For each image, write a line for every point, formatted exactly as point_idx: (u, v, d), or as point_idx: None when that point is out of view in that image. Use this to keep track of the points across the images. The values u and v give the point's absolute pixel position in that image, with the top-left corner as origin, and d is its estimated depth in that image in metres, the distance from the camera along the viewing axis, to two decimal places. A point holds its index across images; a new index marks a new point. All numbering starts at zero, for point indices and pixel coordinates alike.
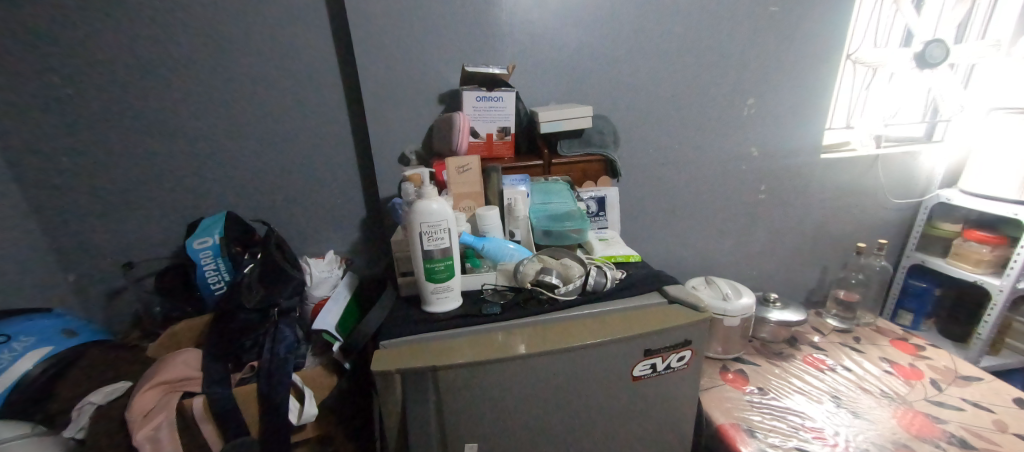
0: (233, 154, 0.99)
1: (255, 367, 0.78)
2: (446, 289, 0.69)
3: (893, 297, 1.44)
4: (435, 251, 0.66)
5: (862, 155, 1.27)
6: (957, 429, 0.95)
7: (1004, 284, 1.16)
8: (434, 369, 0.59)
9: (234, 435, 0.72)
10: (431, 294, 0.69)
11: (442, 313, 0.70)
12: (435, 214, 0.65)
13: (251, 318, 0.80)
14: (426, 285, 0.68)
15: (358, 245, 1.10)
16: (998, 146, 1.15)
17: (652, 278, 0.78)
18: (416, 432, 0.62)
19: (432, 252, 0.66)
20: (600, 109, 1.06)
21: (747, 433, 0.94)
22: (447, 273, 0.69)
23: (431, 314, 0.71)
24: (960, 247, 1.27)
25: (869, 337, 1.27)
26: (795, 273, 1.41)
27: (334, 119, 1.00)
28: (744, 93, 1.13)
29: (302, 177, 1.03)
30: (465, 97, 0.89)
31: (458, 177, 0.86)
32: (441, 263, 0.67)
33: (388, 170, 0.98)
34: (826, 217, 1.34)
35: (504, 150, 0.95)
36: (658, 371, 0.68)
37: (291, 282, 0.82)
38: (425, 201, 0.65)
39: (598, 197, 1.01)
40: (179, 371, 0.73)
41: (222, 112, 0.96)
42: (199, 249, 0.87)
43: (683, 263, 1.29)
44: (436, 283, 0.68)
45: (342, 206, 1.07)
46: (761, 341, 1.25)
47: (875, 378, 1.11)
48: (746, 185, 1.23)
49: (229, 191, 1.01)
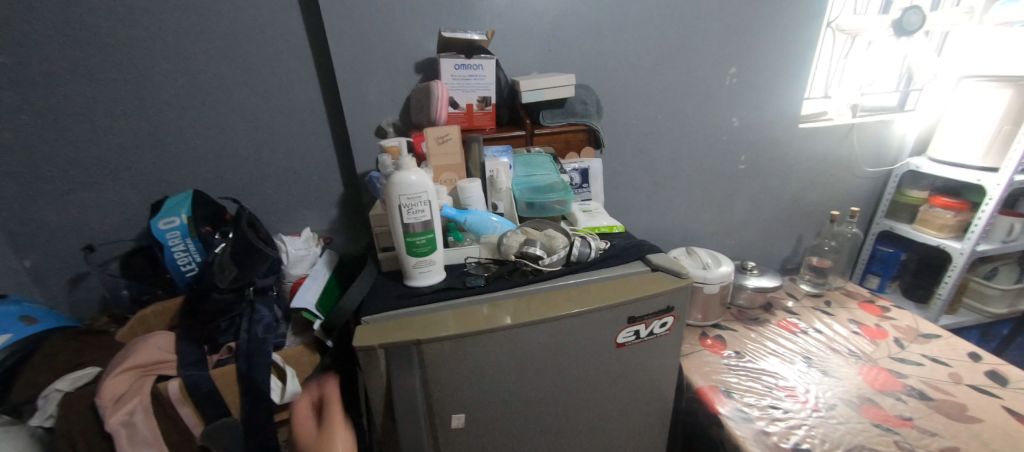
0: (198, 129, 0.93)
1: (233, 348, 0.76)
2: (429, 263, 0.68)
3: (862, 262, 1.51)
4: (415, 225, 0.64)
5: (839, 124, 1.29)
6: (917, 382, 1.00)
7: (965, 248, 1.22)
8: (419, 342, 0.58)
9: (214, 418, 0.70)
10: (413, 268, 0.67)
11: (426, 287, 0.69)
12: (415, 186, 0.63)
13: (225, 299, 0.77)
14: (407, 259, 0.67)
15: (337, 222, 1.08)
16: (966, 114, 1.19)
17: (635, 247, 0.78)
18: (403, 405, 0.62)
19: (411, 227, 0.64)
20: (583, 78, 1.03)
21: (724, 394, 0.98)
22: (429, 247, 0.67)
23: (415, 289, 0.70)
24: (926, 213, 1.32)
25: (839, 301, 1.32)
26: (771, 241, 1.44)
27: (305, 91, 0.95)
28: (725, 61, 1.11)
29: (274, 152, 0.98)
30: (442, 65, 0.86)
31: (438, 149, 0.83)
32: (423, 237, 0.65)
33: (365, 144, 0.95)
34: (803, 186, 1.37)
35: (485, 120, 0.92)
36: (641, 338, 0.69)
37: (266, 260, 0.79)
38: (402, 172, 0.63)
39: (582, 169, 1.01)
40: (152, 353, 0.70)
41: (183, 84, 0.90)
42: (166, 230, 0.83)
43: (665, 234, 1.31)
44: (419, 256, 0.67)
45: (318, 182, 1.03)
46: (738, 308, 1.29)
47: (844, 338, 1.16)
48: (727, 156, 1.24)
49: (196, 168, 0.96)
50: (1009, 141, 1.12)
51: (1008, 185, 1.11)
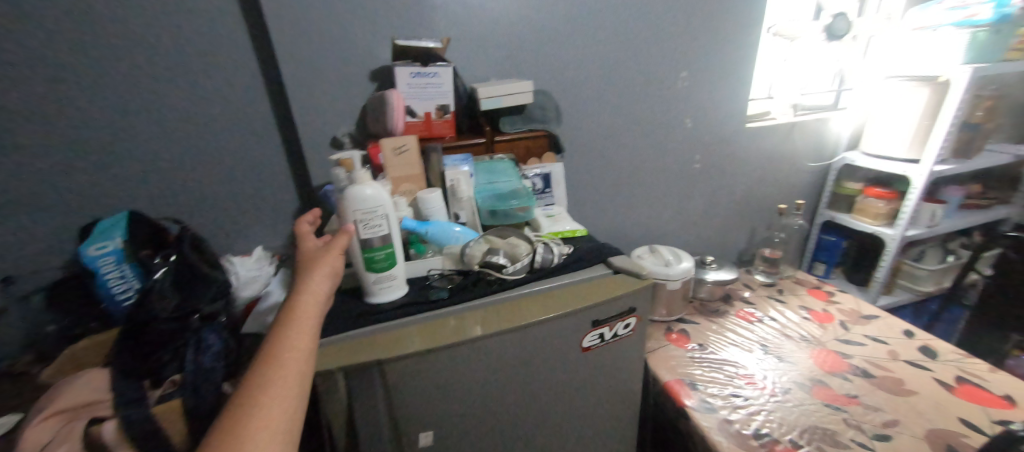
0: (133, 146, 0.87)
1: (178, 381, 0.69)
2: (389, 278, 0.66)
3: (809, 251, 1.60)
4: (374, 239, 0.62)
5: (782, 123, 1.37)
6: (860, 361, 1.08)
7: (896, 233, 1.32)
8: (381, 362, 0.56)
9: None
10: (374, 285, 0.65)
11: (388, 303, 0.66)
12: (370, 201, 0.61)
13: (168, 329, 0.71)
14: (367, 275, 0.64)
15: (293, 237, 1.03)
16: (891, 111, 1.30)
17: (598, 249, 0.79)
18: (367, 428, 0.60)
19: (368, 243, 0.62)
20: (540, 84, 1.04)
21: (690, 386, 1.01)
22: (389, 261, 0.65)
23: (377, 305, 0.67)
24: (862, 203, 1.42)
25: (790, 288, 1.40)
26: (727, 235, 1.51)
27: (253, 102, 0.91)
28: (676, 65, 1.16)
29: (220, 167, 0.93)
30: (397, 74, 0.84)
31: (395, 160, 0.81)
32: (382, 251, 0.63)
33: (319, 156, 0.91)
34: (753, 182, 1.44)
35: (445, 129, 0.91)
36: (607, 339, 0.70)
37: (212, 284, 0.77)
38: (357, 186, 0.61)
39: (544, 174, 1.01)
40: (82, 394, 0.64)
41: (112, 98, 0.83)
42: (98, 256, 0.76)
43: (628, 234, 1.34)
44: (379, 272, 0.65)
45: (271, 197, 0.99)
46: (699, 301, 1.34)
47: (796, 324, 1.23)
48: (682, 156, 1.29)
49: (132, 187, 0.89)
50: (928, 135, 1.23)
51: (930, 174, 1.22)
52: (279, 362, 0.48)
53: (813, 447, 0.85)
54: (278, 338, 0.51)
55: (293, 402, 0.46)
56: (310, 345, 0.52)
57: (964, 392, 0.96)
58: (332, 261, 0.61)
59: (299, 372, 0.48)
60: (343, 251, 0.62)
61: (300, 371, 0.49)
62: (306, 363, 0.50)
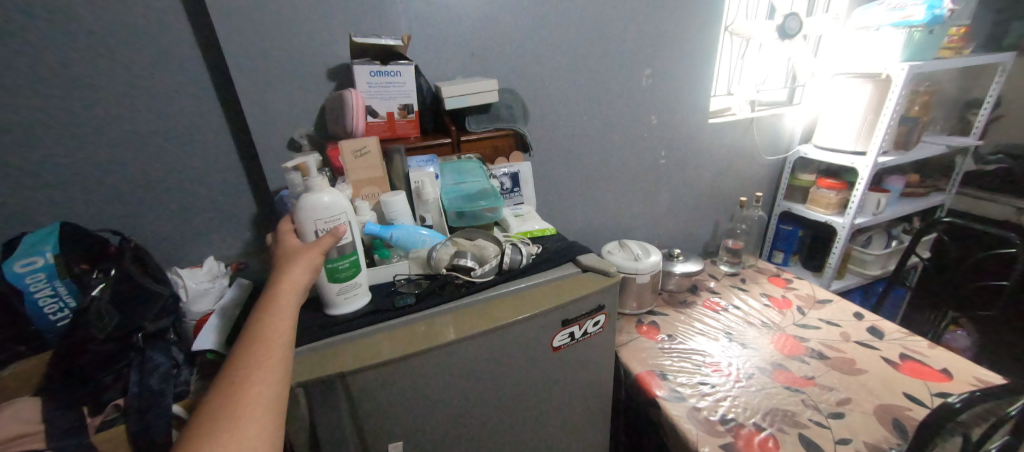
0: (67, 150, 0.81)
1: (120, 405, 0.65)
2: (354, 287, 0.64)
3: (769, 241, 1.68)
4: (336, 250, 0.60)
5: (741, 118, 1.42)
6: (816, 344, 1.13)
7: (845, 222, 1.40)
8: (343, 374, 0.54)
9: None
10: (336, 295, 0.62)
11: (350, 313, 0.64)
12: (330, 208, 0.59)
13: (105, 349, 0.66)
14: (328, 287, 0.62)
15: (252, 244, 0.99)
16: (840, 106, 1.37)
17: (567, 248, 0.79)
18: (333, 443, 0.57)
19: (329, 254, 0.59)
20: (506, 82, 1.03)
21: (660, 376, 1.03)
22: (351, 270, 0.63)
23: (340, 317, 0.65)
24: (815, 194, 1.49)
25: (752, 277, 1.45)
26: (692, 227, 1.55)
27: (202, 102, 0.86)
28: (640, 62, 1.17)
29: (168, 172, 0.88)
30: (356, 72, 0.81)
31: (355, 163, 0.77)
32: (345, 261, 0.61)
33: (277, 158, 0.87)
34: (716, 176, 1.48)
35: (409, 129, 0.89)
36: (577, 338, 0.70)
37: (156, 303, 0.71)
38: (313, 193, 0.59)
39: (512, 173, 1.01)
40: (8, 428, 0.58)
41: (40, 99, 0.77)
42: (24, 273, 0.69)
43: (598, 229, 1.35)
44: (342, 282, 0.62)
45: (226, 202, 0.94)
46: (668, 293, 1.37)
47: (758, 311, 1.28)
48: (648, 152, 1.31)
49: (68, 195, 0.83)
50: (872, 129, 1.30)
51: (874, 166, 1.30)
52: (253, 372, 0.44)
53: (775, 429, 0.89)
54: (251, 341, 0.47)
55: (269, 416, 0.43)
56: (288, 352, 0.48)
57: (908, 368, 1.03)
58: (310, 258, 0.55)
59: (274, 382, 0.45)
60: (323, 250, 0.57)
61: (276, 379, 0.45)
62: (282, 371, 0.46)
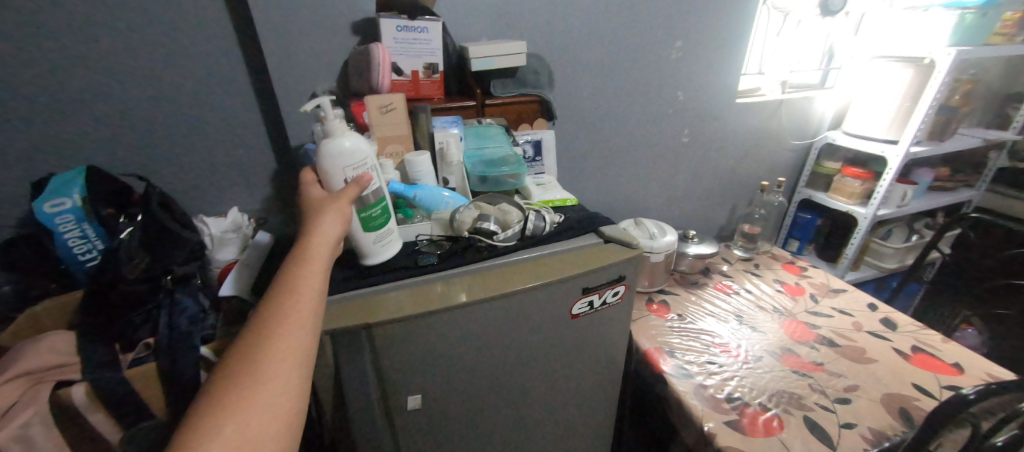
0: (93, 95, 0.80)
1: (151, 344, 0.68)
2: (387, 234, 0.64)
3: (786, 228, 1.65)
4: (369, 196, 0.60)
5: (770, 100, 1.37)
6: (827, 332, 1.13)
7: (868, 212, 1.37)
8: (368, 326, 0.55)
9: (134, 423, 0.63)
10: (373, 244, 0.63)
11: (387, 259, 0.65)
12: (352, 151, 0.59)
13: (137, 289, 0.68)
14: (364, 236, 0.62)
15: (271, 199, 0.99)
16: (876, 91, 1.31)
17: (588, 219, 0.78)
18: (354, 391, 0.59)
19: (361, 200, 0.59)
20: (533, 47, 1.00)
21: (668, 353, 1.04)
22: (383, 217, 0.63)
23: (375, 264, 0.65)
24: (839, 182, 1.45)
25: (766, 263, 1.44)
26: (709, 210, 1.53)
27: (224, 51, 0.84)
28: (672, 34, 1.13)
29: (190, 122, 0.87)
30: (382, 26, 0.79)
31: (381, 118, 0.77)
32: (378, 207, 0.61)
33: (299, 113, 0.86)
34: (738, 158, 1.45)
35: (433, 89, 0.87)
36: (595, 307, 0.70)
37: (184, 247, 0.71)
38: (332, 137, 0.58)
39: (534, 141, 0.99)
40: (49, 358, 0.61)
41: (64, 40, 0.76)
42: (54, 214, 0.70)
43: (614, 206, 1.34)
44: (377, 230, 0.63)
45: (247, 156, 0.94)
46: (680, 273, 1.36)
47: (770, 296, 1.27)
48: (672, 129, 1.28)
49: (92, 140, 0.83)
50: (908, 117, 1.25)
51: (905, 155, 1.26)
52: (284, 326, 0.45)
53: (780, 410, 0.90)
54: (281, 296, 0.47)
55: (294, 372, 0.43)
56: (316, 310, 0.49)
57: (919, 360, 1.03)
58: (341, 209, 0.55)
59: (304, 338, 0.46)
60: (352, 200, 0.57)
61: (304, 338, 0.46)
62: (314, 325, 0.47)
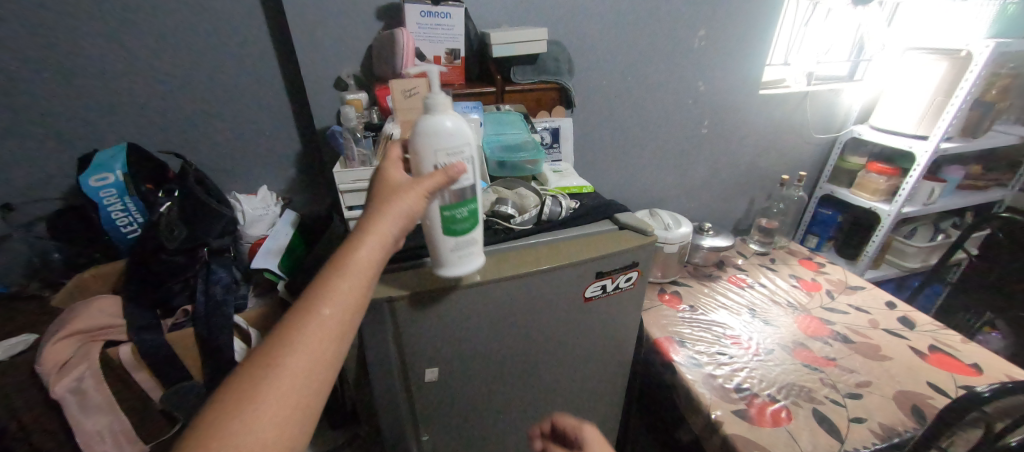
0: (133, 76, 0.85)
1: (188, 311, 0.75)
2: (468, 243, 0.57)
3: (805, 224, 1.63)
4: (454, 193, 0.53)
5: (795, 92, 1.34)
6: (841, 328, 1.12)
7: (892, 209, 1.34)
8: (391, 299, 0.58)
9: (173, 382, 0.73)
10: (450, 251, 0.56)
11: (462, 272, 0.58)
12: (456, 135, 0.52)
13: (177, 260, 0.74)
14: (443, 240, 0.55)
15: (296, 181, 1.03)
16: (907, 84, 1.28)
17: (604, 205, 0.79)
18: (376, 361, 0.62)
19: (450, 196, 0.53)
20: (554, 34, 1.00)
21: (678, 343, 1.05)
22: (469, 222, 0.56)
23: (448, 278, 0.59)
24: (864, 178, 1.42)
25: (782, 258, 1.43)
26: (726, 203, 1.52)
27: (253, 35, 0.87)
28: (696, 22, 1.11)
29: (221, 104, 0.91)
30: (407, 12, 0.80)
31: (403, 103, 0.79)
32: (464, 209, 0.54)
33: (324, 97, 0.89)
34: (758, 152, 1.43)
35: (453, 75, 0.89)
36: (608, 291, 0.71)
37: (220, 219, 0.77)
38: (438, 112, 0.52)
39: (552, 128, 1.00)
40: (98, 319, 0.69)
41: (105, 24, 0.80)
42: (99, 188, 0.75)
43: (630, 196, 1.34)
44: (457, 236, 0.56)
45: (273, 138, 0.97)
46: (693, 265, 1.36)
47: (785, 291, 1.27)
48: (692, 119, 1.27)
49: (131, 119, 0.88)
50: (940, 111, 1.21)
51: (934, 151, 1.22)
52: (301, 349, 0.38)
53: (789, 402, 0.90)
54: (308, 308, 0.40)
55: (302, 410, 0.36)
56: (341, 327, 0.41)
57: (936, 359, 1.02)
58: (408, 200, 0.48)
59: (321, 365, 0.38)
60: (428, 192, 0.49)
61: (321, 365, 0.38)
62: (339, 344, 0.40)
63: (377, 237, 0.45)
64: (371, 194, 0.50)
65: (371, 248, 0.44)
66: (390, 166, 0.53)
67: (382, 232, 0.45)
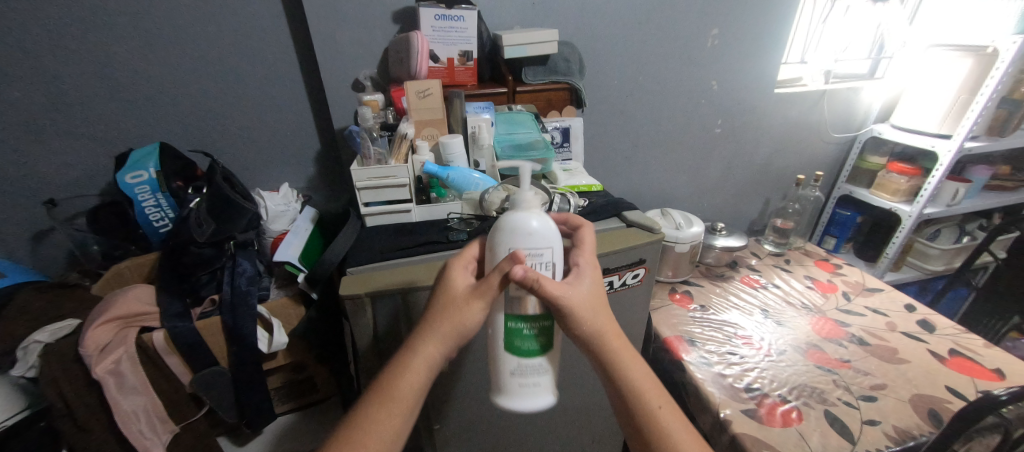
0: (166, 79, 0.90)
1: (215, 300, 0.80)
2: (536, 368, 0.56)
3: (822, 225, 1.60)
4: (531, 300, 0.55)
5: (811, 91, 1.33)
6: (857, 330, 1.11)
7: (913, 211, 1.31)
8: (405, 291, 0.61)
9: (202, 366, 0.77)
10: (514, 374, 0.56)
11: (528, 402, 0.56)
12: (540, 236, 0.54)
13: (205, 252, 0.80)
14: (508, 358, 0.56)
15: (316, 179, 1.07)
16: (929, 83, 1.25)
17: (612, 204, 0.81)
18: (389, 347, 0.66)
19: (520, 307, 0.55)
20: (566, 36, 1.02)
21: (688, 343, 1.06)
22: (540, 339, 0.56)
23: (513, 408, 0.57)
24: (883, 178, 1.39)
25: (798, 259, 1.41)
26: (740, 203, 1.50)
27: (276, 39, 0.91)
28: (709, 22, 1.11)
29: (245, 106, 0.95)
30: (422, 15, 0.83)
31: (418, 103, 0.82)
32: (535, 323, 0.55)
33: (342, 98, 0.92)
34: (773, 152, 1.42)
35: (467, 76, 0.91)
36: (615, 288, 0.73)
37: (244, 215, 0.80)
38: (526, 214, 0.54)
39: (563, 128, 1.02)
40: (134, 306, 0.74)
41: (139, 30, 0.85)
42: (134, 184, 0.80)
43: (642, 196, 1.34)
44: (525, 356, 0.56)
45: (294, 137, 1.01)
46: (705, 266, 1.36)
47: (799, 292, 1.25)
48: (705, 119, 1.27)
49: (162, 120, 0.93)
50: (964, 110, 1.18)
51: (958, 151, 1.19)
52: None
53: (800, 403, 0.90)
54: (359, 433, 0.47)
55: None
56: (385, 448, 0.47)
57: (955, 364, 1.00)
58: (457, 326, 0.51)
59: None
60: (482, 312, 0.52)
61: None
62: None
63: (422, 364, 0.50)
64: (429, 306, 0.53)
65: (415, 373, 0.49)
66: (461, 263, 0.56)
67: (426, 357, 0.50)
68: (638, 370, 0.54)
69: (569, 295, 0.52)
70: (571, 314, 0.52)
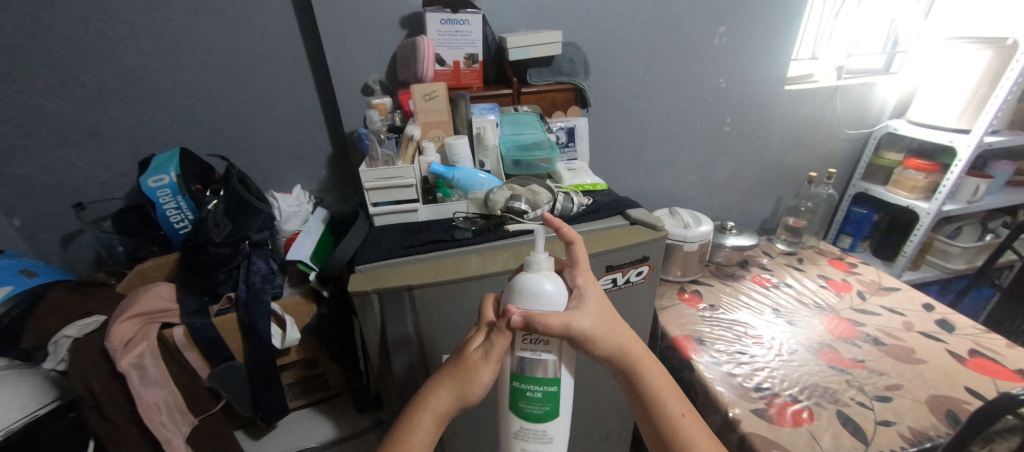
0: (186, 85, 0.93)
1: (232, 298, 0.85)
2: (541, 436, 0.52)
3: (837, 223, 1.58)
4: (537, 367, 0.50)
5: (823, 87, 1.31)
6: (873, 330, 1.09)
7: (932, 208, 1.28)
8: (411, 287, 0.63)
9: (219, 361, 0.81)
10: (515, 437, 0.52)
11: None
12: (547, 299, 0.50)
13: (222, 251, 0.83)
14: (511, 422, 0.52)
15: (327, 181, 1.10)
16: (945, 77, 1.22)
17: (616, 202, 0.82)
18: (398, 343, 0.67)
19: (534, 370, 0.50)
20: (571, 37, 1.03)
21: (697, 342, 1.05)
22: (545, 406, 0.51)
23: None
24: (900, 175, 1.36)
25: (811, 258, 1.39)
26: (751, 201, 1.49)
27: (288, 47, 0.93)
28: (715, 21, 1.11)
29: (259, 111, 0.99)
30: (428, 20, 0.85)
31: (424, 105, 0.84)
32: (540, 390, 0.51)
33: (352, 102, 0.94)
34: (784, 150, 1.40)
35: (473, 78, 0.92)
36: (619, 285, 0.73)
37: (259, 216, 0.84)
38: (535, 277, 0.51)
39: (569, 128, 1.02)
40: (156, 302, 0.78)
41: (160, 40, 0.89)
42: (156, 188, 0.83)
43: (650, 196, 1.34)
44: (529, 422, 0.51)
45: (306, 141, 1.04)
46: (715, 265, 1.35)
47: (812, 292, 1.24)
48: (713, 117, 1.26)
49: (182, 126, 0.97)
50: (983, 104, 1.16)
51: (978, 146, 1.17)
52: None
53: (811, 403, 0.89)
54: None
55: None
56: None
57: (976, 364, 0.97)
58: (467, 383, 0.49)
59: None
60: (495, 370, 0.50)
61: None
62: None
63: (431, 418, 0.49)
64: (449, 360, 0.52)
65: (424, 431, 0.48)
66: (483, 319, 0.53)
67: (435, 411, 0.49)
68: (654, 370, 0.54)
69: (582, 323, 0.50)
70: (588, 339, 0.50)
